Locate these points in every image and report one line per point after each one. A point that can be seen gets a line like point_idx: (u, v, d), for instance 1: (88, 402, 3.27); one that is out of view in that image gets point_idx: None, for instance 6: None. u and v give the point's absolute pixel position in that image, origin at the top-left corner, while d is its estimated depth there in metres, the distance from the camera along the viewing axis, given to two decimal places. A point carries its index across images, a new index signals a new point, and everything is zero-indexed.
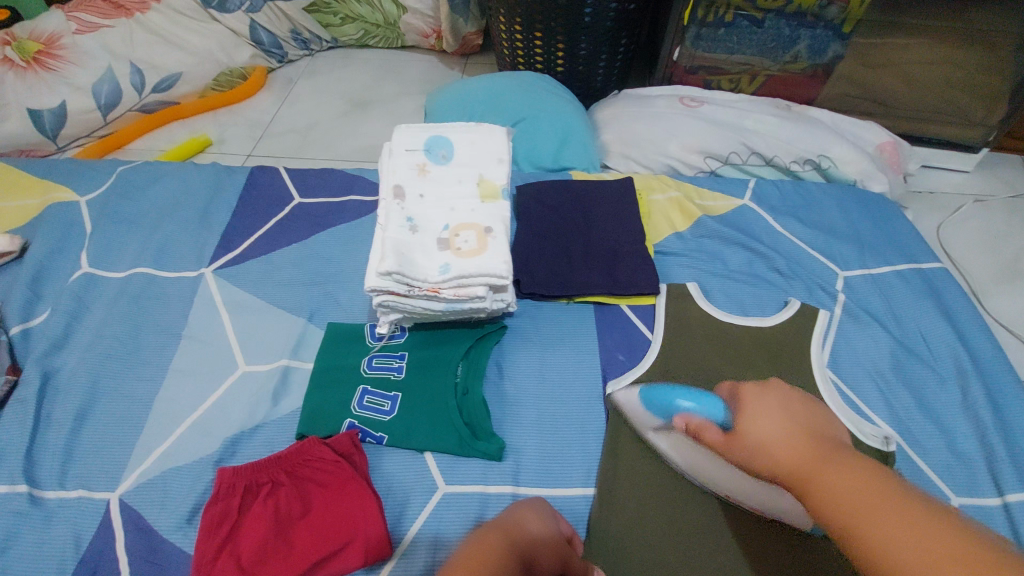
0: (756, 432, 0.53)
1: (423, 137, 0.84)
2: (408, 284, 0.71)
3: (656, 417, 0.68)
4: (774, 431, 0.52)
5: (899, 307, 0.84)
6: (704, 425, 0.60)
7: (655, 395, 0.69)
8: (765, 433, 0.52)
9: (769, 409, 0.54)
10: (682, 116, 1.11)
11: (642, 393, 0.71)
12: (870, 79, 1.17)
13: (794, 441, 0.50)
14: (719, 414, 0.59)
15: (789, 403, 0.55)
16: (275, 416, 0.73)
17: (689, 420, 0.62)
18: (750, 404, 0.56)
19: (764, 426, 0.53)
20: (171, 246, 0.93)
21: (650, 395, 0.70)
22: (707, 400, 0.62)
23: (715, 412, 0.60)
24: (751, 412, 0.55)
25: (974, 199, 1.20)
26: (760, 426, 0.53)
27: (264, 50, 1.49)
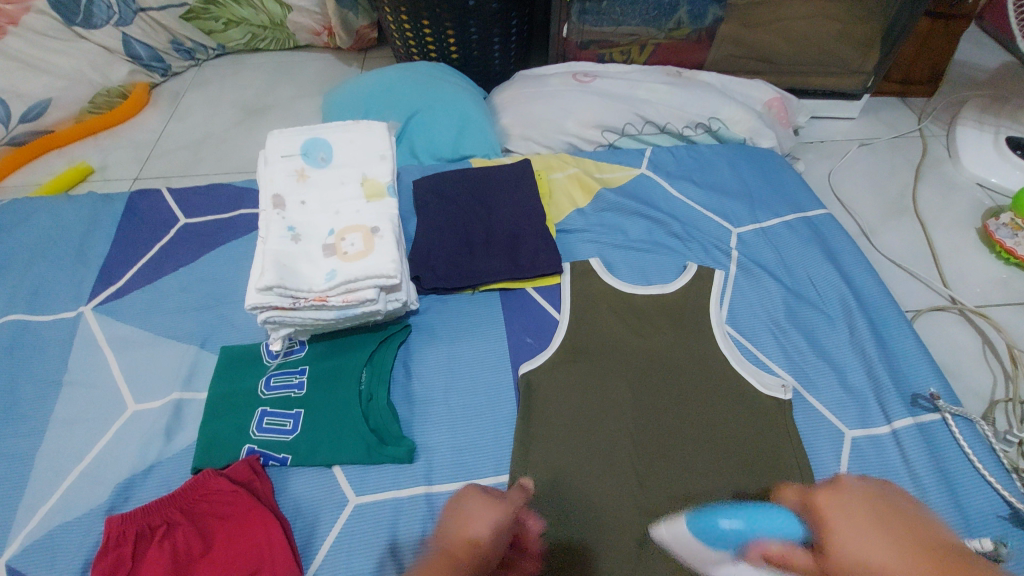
0: (854, 545, 0.51)
1: (299, 141, 0.80)
2: (292, 296, 0.68)
3: (715, 547, 0.59)
4: (880, 550, 0.50)
5: (789, 257, 0.87)
6: (784, 550, 0.55)
7: (705, 528, 0.61)
8: (870, 553, 0.50)
9: (852, 513, 0.54)
10: (576, 92, 1.10)
11: (690, 524, 0.62)
12: (755, 39, 1.19)
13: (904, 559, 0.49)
14: (795, 532, 0.56)
15: (869, 503, 0.55)
16: (170, 452, 0.69)
17: (763, 550, 0.56)
18: (830, 515, 0.54)
19: (846, 540, 0.51)
20: (45, 287, 0.86)
21: (705, 534, 0.61)
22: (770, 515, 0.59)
23: (787, 530, 0.56)
24: (837, 526, 0.53)
25: (860, 143, 1.27)
26: (846, 539, 0.51)
27: (143, 65, 1.40)
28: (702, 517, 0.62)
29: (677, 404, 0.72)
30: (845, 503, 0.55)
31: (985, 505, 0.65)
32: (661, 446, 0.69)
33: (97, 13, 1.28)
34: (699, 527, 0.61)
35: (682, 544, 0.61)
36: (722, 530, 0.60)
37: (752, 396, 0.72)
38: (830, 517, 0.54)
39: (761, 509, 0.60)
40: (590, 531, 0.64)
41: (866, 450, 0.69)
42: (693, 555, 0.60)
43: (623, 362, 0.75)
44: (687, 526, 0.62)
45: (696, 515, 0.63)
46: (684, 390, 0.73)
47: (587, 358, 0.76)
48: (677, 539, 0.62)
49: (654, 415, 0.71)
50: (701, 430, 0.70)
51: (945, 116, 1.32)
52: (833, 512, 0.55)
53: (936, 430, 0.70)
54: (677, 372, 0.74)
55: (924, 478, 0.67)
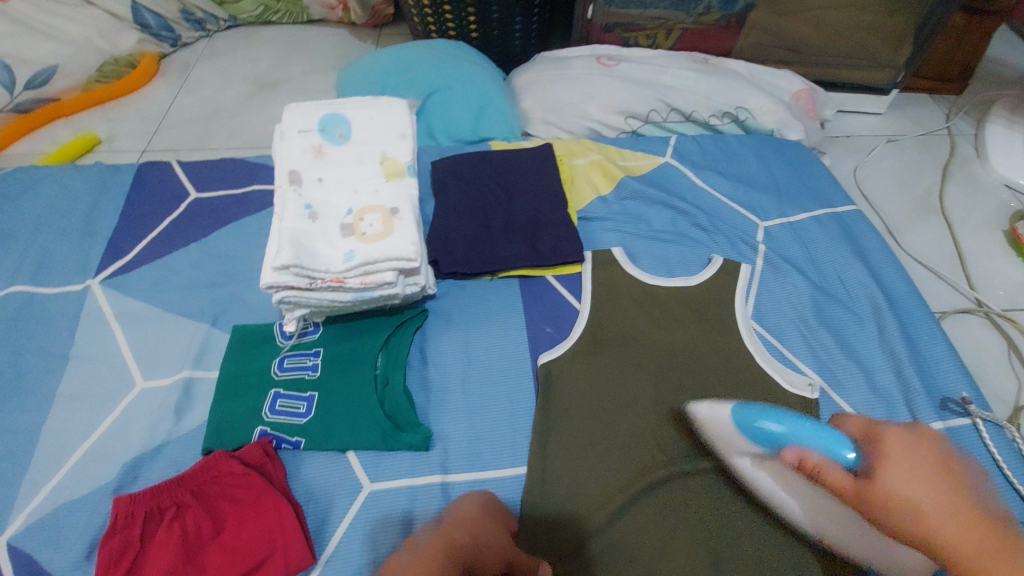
0: (911, 487, 0.44)
1: (317, 116, 0.77)
2: (309, 277, 0.66)
3: (753, 444, 0.55)
4: (935, 497, 0.43)
5: (817, 253, 0.85)
6: (825, 463, 0.48)
7: (754, 414, 0.54)
8: (924, 499, 0.43)
9: (919, 454, 0.45)
10: (600, 76, 1.07)
11: (736, 414, 0.56)
12: (785, 27, 1.15)
13: (959, 515, 0.42)
14: (847, 455, 0.47)
15: (938, 455, 0.46)
16: (179, 432, 0.68)
17: (803, 455, 0.49)
18: (891, 445, 0.46)
19: (903, 479, 0.44)
20: (51, 259, 0.84)
21: (745, 420, 0.55)
22: (823, 434, 0.49)
23: (838, 450, 0.48)
24: (896, 460, 0.45)
25: (887, 139, 1.24)
26: (905, 480, 0.44)
27: (152, 35, 1.36)
28: (749, 407, 0.55)
29: (698, 400, 0.70)
30: (909, 441, 0.46)
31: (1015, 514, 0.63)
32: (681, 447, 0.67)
33: None
34: (745, 413, 0.55)
35: (719, 422, 0.59)
36: (767, 416, 0.53)
37: (775, 396, 0.70)
38: (890, 448, 0.46)
39: (813, 420, 0.51)
40: (598, 532, 0.62)
41: None
42: (730, 431, 0.57)
43: (646, 357, 0.73)
44: (733, 411, 0.57)
45: (746, 407, 0.56)
46: (708, 389, 0.70)
47: (609, 351, 0.73)
48: (718, 416, 0.59)
49: (673, 411, 0.69)
50: None
51: (974, 114, 1.29)
52: (897, 446, 0.46)
53: (966, 436, 0.68)
54: (701, 370, 0.72)
55: None
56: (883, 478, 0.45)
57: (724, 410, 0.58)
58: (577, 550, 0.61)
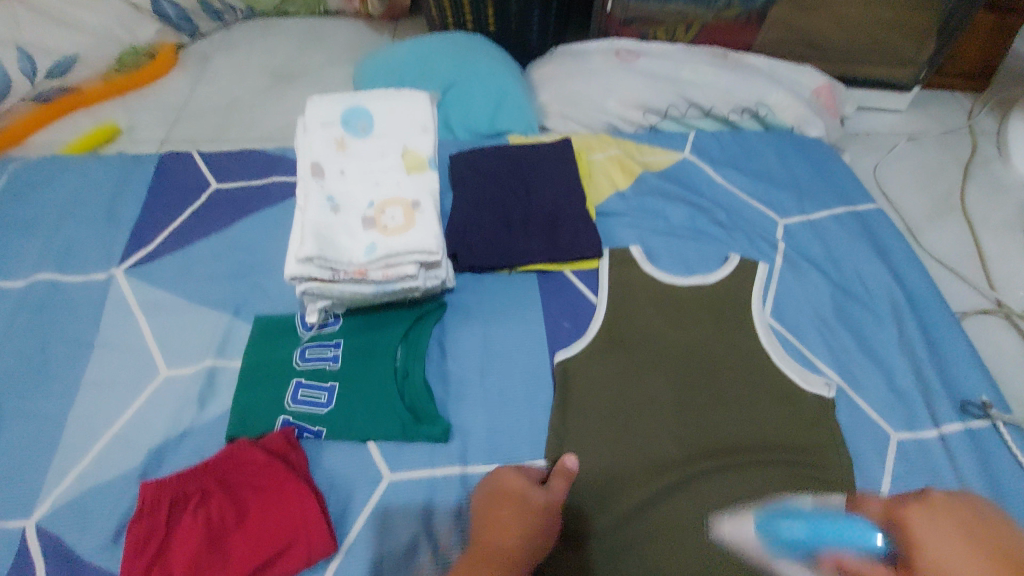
0: (952, 569, 0.43)
1: (339, 108, 0.78)
2: (332, 269, 0.66)
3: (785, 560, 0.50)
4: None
5: (837, 252, 0.85)
6: (861, 566, 0.47)
7: (776, 520, 0.52)
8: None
9: (946, 517, 0.47)
10: (619, 70, 1.07)
11: (758, 523, 0.54)
12: (805, 22, 1.14)
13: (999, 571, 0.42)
14: (877, 545, 0.48)
15: (961, 516, 0.46)
16: (203, 420, 0.69)
17: (837, 559, 0.48)
18: (920, 526, 0.47)
19: (937, 558, 0.44)
20: (75, 247, 0.85)
21: (767, 527, 0.53)
22: (847, 525, 0.49)
23: (869, 542, 0.48)
24: (928, 539, 0.46)
25: (907, 137, 1.22)
26: (946, 555, 0.44)
27: (170, 24, 1.36)
28: (765, 514, 0.54)
29: (715, 401, 0.69)
30: (932, 518, 0.47)
31: None
32: (705, 453, 0.66)
33: None
34: (765, 522, 0.53)
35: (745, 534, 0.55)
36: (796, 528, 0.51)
37: (793, 399, 0.70)
38: (918, 534, 0.46)
39: (839, 516, 0.50)
40: (604, 529, 0.63)
41: (911, 453, 0.67)
42: (764, 553, 0.52)
43: (670, 358, 0.73)
44: (754, 524, 0.54)
45: (763, 515, 0.54)
46: (735, 394, 0.70)
47: (633, 351, 0.73)
48: (745, 538, 0.55)
49: (688, 412, 0.69)
50: (737, 429, 0.68)
51: (997, 112, 1.27)
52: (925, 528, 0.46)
53: (988, 438, 0.68)
54: (724, 373, 0.71)
55: (971, 484, 0.65)
56: (918, 558, 0.45)
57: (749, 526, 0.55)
58: (584, 544, 0.62)
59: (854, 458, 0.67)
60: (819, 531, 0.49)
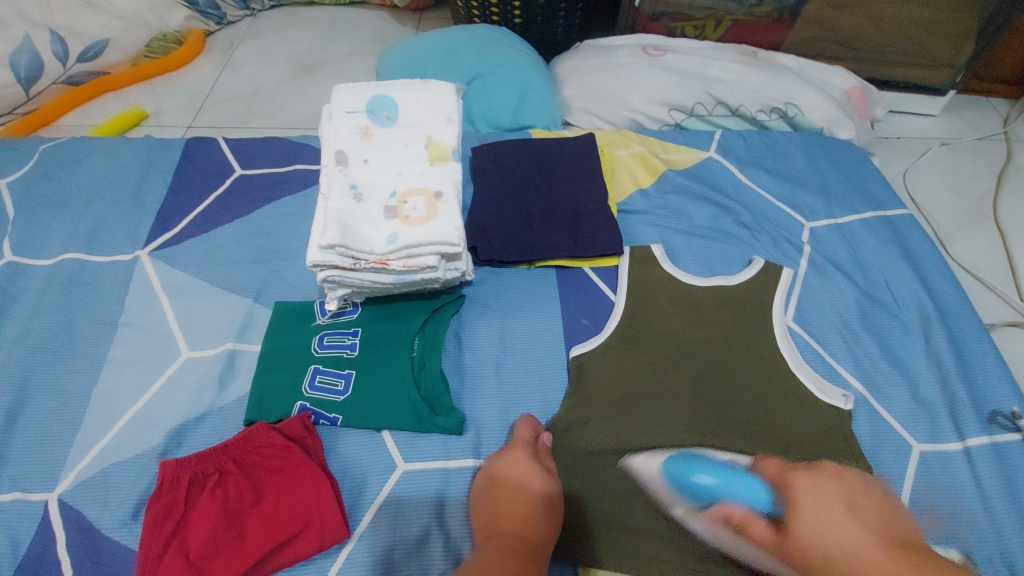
0: (824, 541, 0.56)
1: (364, 97, 0.77)
2: (353, 257, 0.66)
3: (687, 501, 0.62)
4: (850, 538, 0.55)
5: (864, 257, 0.83)
6: (749, 517, 0.61)
7: (685, 467, 0.64)
8: (846, 544, 0.54)
9: (830, 495, 0.60)
10: (645, 66, 1.05)
11: (667, 468, 0.64)
12: (839, 20, 1.11)
13: (873, 550, 0.53)
14: (763, 502, 0.61)
15: (842, 490, 0.61)
16: (222, 402, 0.70)
17: (729, 510, 0.61)
18: (804, 500, 0.60)
19: (813, 523, 0.58)
20: (102, 228, 0.86)
21: (676, 470, 0.64)
22: (745, 481, 0.63)
23: (757, 499, 0.61)
24: (809, 507, 0.60)
25: (940, 142, 1.19)
26: (832, 534, 0.55)
27: (199, 12, 1.37)
28: (670, 460, 0.64)
29: (733, 404, 0.68)
30: (816, 492, 0.61)
31: None
32: (711, 443, 0.65)
33: None
34: (676, 464, 0.64)
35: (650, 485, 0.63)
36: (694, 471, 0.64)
37: (813, 407, 0.68)
38: (800, 501, 0.60)
39: (739, 471, 0.63)
40: (613, 525, 0.62)
41: (934, 466, 0.66)
42: (669, 493, 0.63)
43: (681, 356, 0.72)
44: (658, 470, 0.64)
45: (669, 461, 0.64)
46: (745, 394, 0.69)
47: (641, 351, 0.73)
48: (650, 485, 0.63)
49: (708, 413, 0.67)
50: (758, 433, 0.66)
51: None
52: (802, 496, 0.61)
53: (1016, 453, 0.66)
54: (735, 373, 0.70)
55: (997, 498, 0.63)
56: (797, 524, 0.59)
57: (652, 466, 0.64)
58: (591, 539, 0.61)
59: (874, 468, 0.66)
60: (733, 489, 0.62)
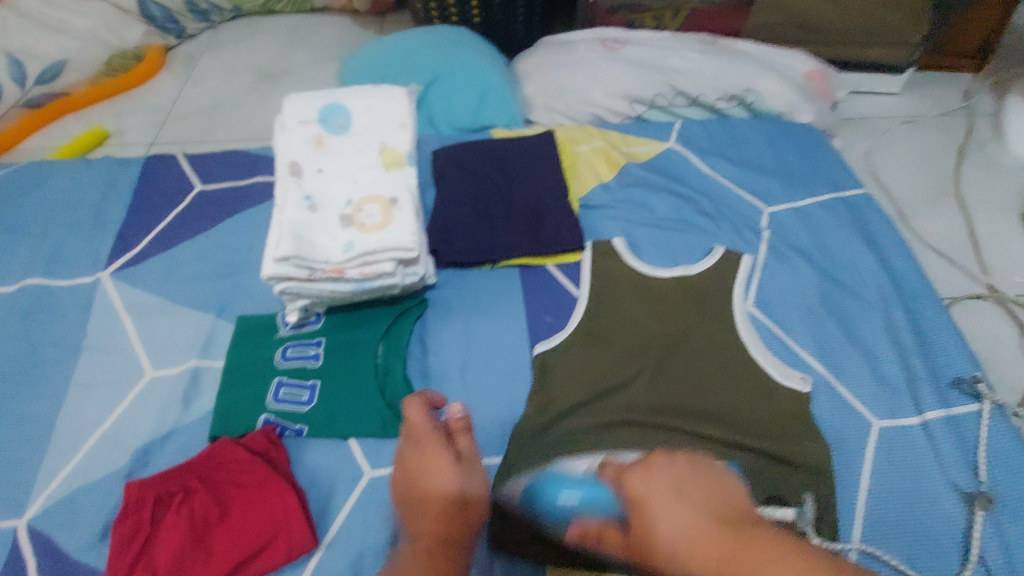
0: (660, 534, 0.45)
1: (316, 106, 0.77)
2: (309, 268, 0.66)
3: (553, 521, 0.55)
4: (686, 533, 0.44)
5: (824, 239, 0.84)
6: (602, 530, 0.51)
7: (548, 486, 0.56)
8: (677, 543, 0.44)
9: (656, 489, 0.47)
10: (604, 60, 1.05)
11: (527, 491, 0.58)
12: (798, 5, 1.11)
13: (706, 540, 0.43)
14: (611, 507, 0.51)
15: (681, 473, 0.48)
16: (188, 419, 0.70)
17: (583, 526, 0.51)
18: (638, 495, 0.48)
19: (661, 533, 0.45)
20: (63, 252, 0.86)
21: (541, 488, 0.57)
22: (592, 488, 0.53)
23: (604, 505, 0.51)
24: (648, 504, 0.47)
25: (902, 120, 1.20)
26: (662, 520, 0.45)
27: (158, 27, 1.37)
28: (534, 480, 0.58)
29: (690, 391, 0.69)
30: (648, 483, 0.48)
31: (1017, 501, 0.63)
32: (680, 419, 0.68)
33: None
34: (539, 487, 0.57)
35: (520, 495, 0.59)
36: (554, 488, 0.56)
37: (770, 390, 0.69)
38: (637, 501, 0.47)
39: (584, 479, 0.54)
40: None
41: (894, 442, 0.67)
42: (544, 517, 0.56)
43: (649, 346, 0.73)
44: (527, 491, 0.58)
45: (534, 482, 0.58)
46: (712, 377, 0.70)
47: (609, 344, 0.74)
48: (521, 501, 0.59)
49: (663, 403, 0.69)
50: (714, 418, 0.68)
51: (995, 92, 1.25)
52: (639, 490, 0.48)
53: (971, 425, 0.67)
54: (700, 360, 0.72)
55: (953, 469, 0.65)
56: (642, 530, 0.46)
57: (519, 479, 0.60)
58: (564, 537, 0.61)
59: (835, 447, 0.67)
60: (582, 499, 0.53)
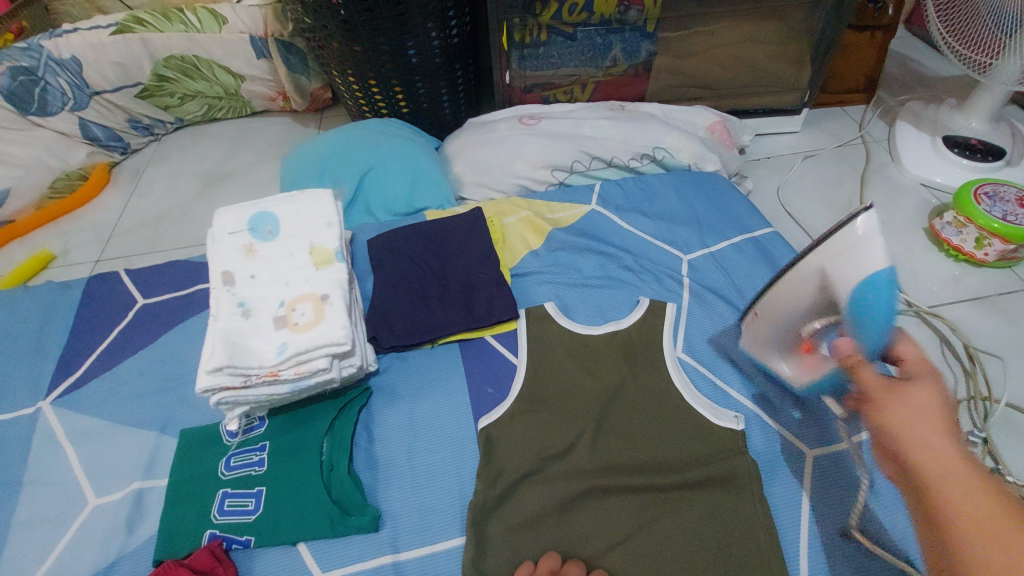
0: (894, 418, 0.50)
1: (245, 217, 0.81)
2: (243, 375, 0.68)
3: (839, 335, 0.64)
4: (919, 430, 0.48)
5: (739, 280, 0.90)
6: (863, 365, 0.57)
7: (869, 301, 0.59)
8: (908, 432, 0.48)
9: (926, 402, 0.49)
10: (523, 135, 1.13)
11: (862, 299, 0.60)
12: (690, 67, 1.24)
13: (934, 441, 0.47)
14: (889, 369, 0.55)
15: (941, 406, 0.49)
16: (132, 546, 0.68)
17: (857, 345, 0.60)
18: (908, 394, 0.51)
19: (897, 417, 0.50)
20: (2, 386, 0.85)
21: (862, 299, 0.59)
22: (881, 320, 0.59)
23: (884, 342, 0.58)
24: (905, 400, 0.50)
25: (805, 155, 1.31)
26: (900, 414, 0.50)
27: (101, 146, 1.42)
28: (869, 279, 0.59)
29: (631, 446, 0.72)
30: (915, 400, 0.50)
31: None
32: (626, 474, 0.69)
33: (52, 100, 1.30)
34: (861, 292, 0.59)
35: (838, 273, 0.61)
36: (887, 305, 0.59)
37: (706, 433, 0.72)
38: (896, 397, 0.51)
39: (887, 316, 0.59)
40: None
41: (826, 468, 0.70)
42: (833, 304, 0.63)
43: (590, 404, 0.75)
44: (846, 291, 0.61)
45: (868, 278, 0.59)
46: (653, 428, 0.73)
47: (552, 408, 0.75)
48: (837, 283, 0.62)
49: (607, 462, 0.70)
50: (656, 469, 0.69)
51: (883, 120, 1.37)
52: (888, 402, 0.51)
53: None
54: (637, 412, 0.74)
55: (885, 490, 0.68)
56: (890, 406, 0.51)
57: (881, 257, 0.58)
58: None
59: (773, 483, 0.70)
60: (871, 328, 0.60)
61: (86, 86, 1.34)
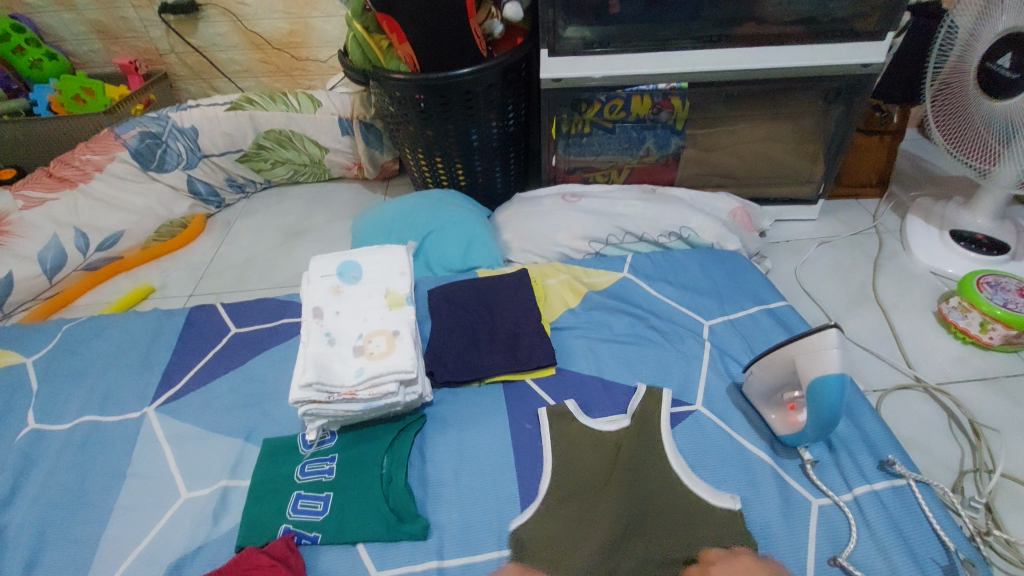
0: None
1: (335, 264, 0.98)
2: (328, 391, 0.81)
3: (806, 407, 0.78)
4: None
5: (754, 344, 1.01)
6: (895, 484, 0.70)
7: (823, 393, 0.74)
8: None
9: None
10: (566, 211, 1.30)
11: (818, 384, 0.74)
12: (712, 158, 1.42)
13: None
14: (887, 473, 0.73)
15: None
16: (216, 534, 0.79)
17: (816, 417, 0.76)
18: None
19: None
20: (115, 392, 1.01)
21: (818, 390, 0.74)
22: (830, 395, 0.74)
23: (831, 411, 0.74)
24: None
25: (821, 241, 1.43)
26: None
27: (202, 200, 1.66)
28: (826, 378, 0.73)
29: (653, 492, 0.80)
30: None
31: (930, 554, 0.74)
32: (646, 518, 0.77)
33: (169, 160, 1.57)
34: (817, 386, 0.74)
35: (805, 369, 0.76)
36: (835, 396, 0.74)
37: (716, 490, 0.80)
38: None
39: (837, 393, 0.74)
40: None
41: (831, 516, 0.78)
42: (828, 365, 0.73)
43: (619, 445, 0.85)
44: (807, 382, 0.76)
45: (822, 378, 0.74)
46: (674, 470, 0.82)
47: (583, 448, 0.85)
48: (804, 376, 0.76)
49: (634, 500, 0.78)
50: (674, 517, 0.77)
51: (896, 212, 1.50)
52: None
53: (891, 497, 0.79)
54: (661, 457, 0.84)
55: (885, 540, 0.75)
56: None
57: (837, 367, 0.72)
58: None
59: (782, 525, 0.77)
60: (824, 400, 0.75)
61: (198, 150, 1.61)
